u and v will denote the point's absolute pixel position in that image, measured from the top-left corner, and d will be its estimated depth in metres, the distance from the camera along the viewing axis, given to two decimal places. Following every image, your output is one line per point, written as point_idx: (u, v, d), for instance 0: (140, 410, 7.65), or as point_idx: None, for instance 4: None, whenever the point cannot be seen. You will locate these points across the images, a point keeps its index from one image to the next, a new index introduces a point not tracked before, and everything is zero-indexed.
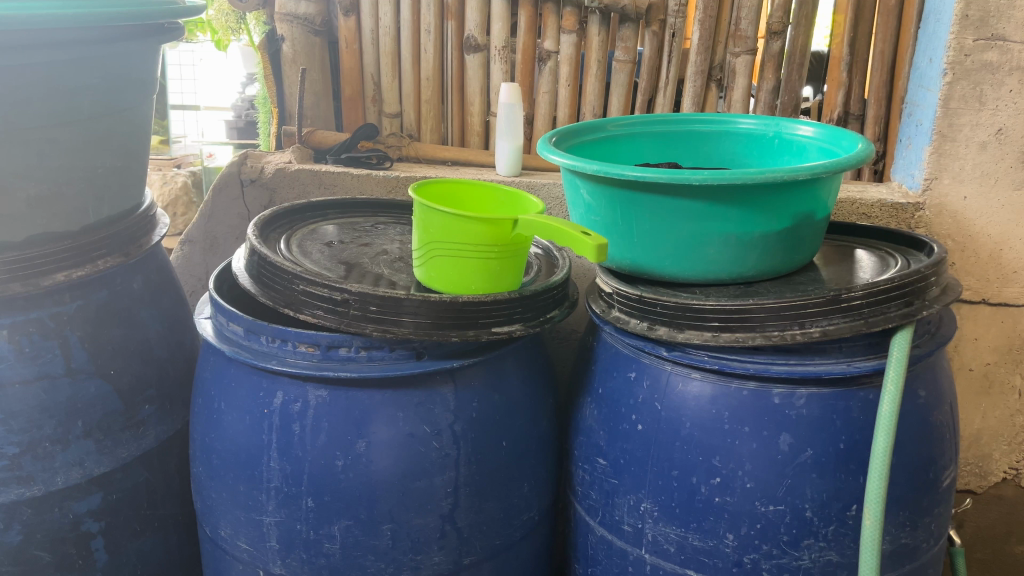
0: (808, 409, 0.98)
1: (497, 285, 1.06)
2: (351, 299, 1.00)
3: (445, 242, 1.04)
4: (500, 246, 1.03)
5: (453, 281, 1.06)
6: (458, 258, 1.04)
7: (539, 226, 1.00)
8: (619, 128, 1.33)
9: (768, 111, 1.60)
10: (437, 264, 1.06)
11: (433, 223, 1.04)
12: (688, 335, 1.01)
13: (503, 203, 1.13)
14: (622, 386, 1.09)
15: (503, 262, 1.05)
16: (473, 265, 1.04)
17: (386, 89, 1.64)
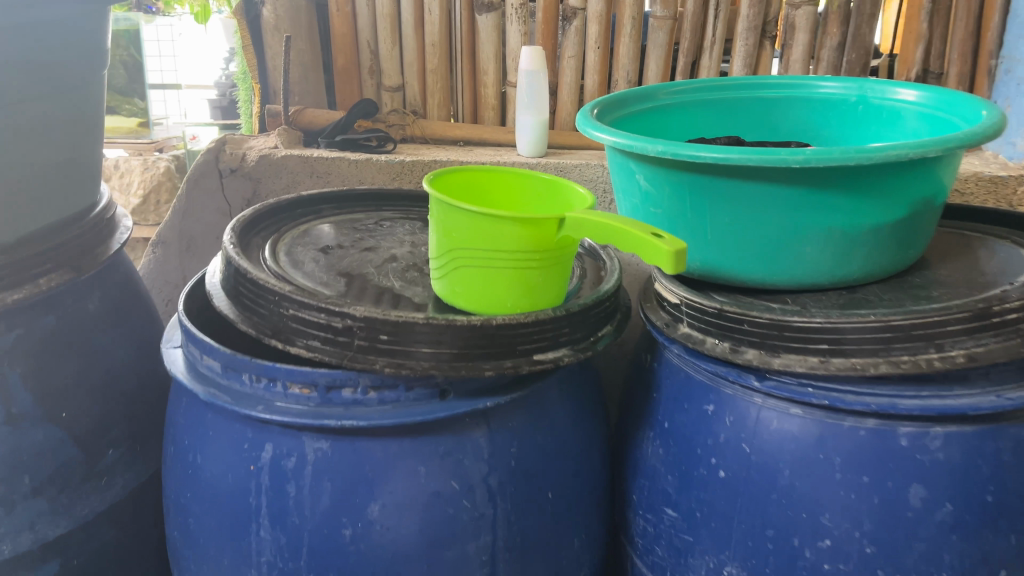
0: (946, 453, 0.76)
1: (539, 300, 0.84)
2: (358, 327, 0.79)
3: (471, 249, 0.82)
4: (542, 253, 0.81)
5: (484, 297, 0.83)
6: (488, 269, 0.82)
7: (591, 227, 0.77)
8: (670, 97, 1.12)
9: (832, 72, 1.37)
10: (461, 276, 0.84)
11: (455, 226, 0.81)
12: (786, 361, 0.79)
13: (540, 195, 0.91)
14: (696, 422, 0.88)
15: (546, 271, 0.83)
16: (509, 277, 0.82)
17: (385, 59, 1.41)
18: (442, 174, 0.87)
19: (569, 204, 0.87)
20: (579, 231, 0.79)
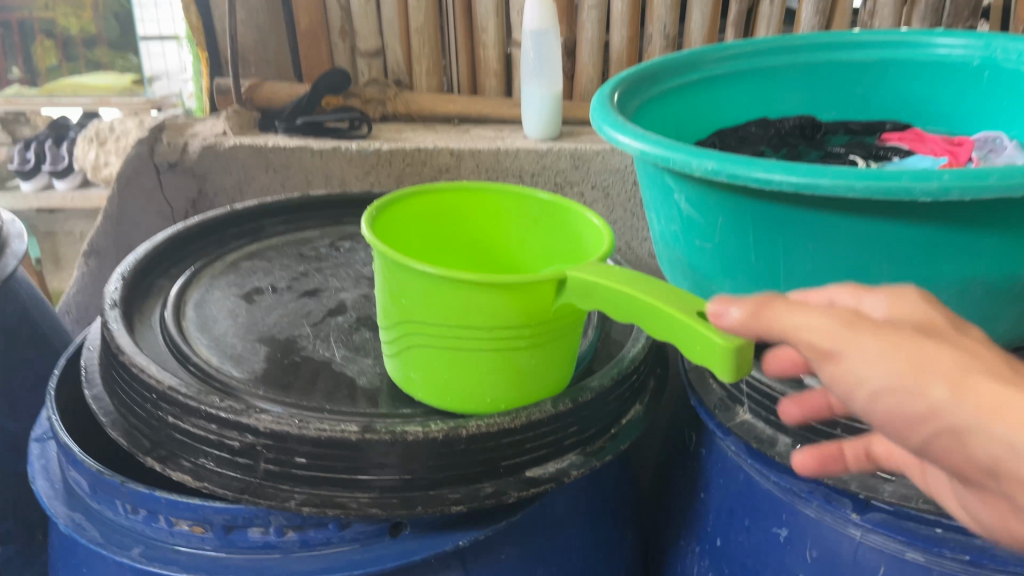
0: None
1: (530, 391, 0.57)
2: (264, 445, 0.54)
3: (429, 325, 0.55)
4: (535, 329, 0.54)
5: (453, 389, 0.57)
6: (457, 353, 0.55)
7: (611, 296, 0.48)
8: (719, 66, 0.82)
9: (931, 19, 1.06)
10: (418, 358, 0.57)
11: (406, 290, 0.54)
12: (901, 491, 0.53)
13: (539, 224, 0.64)
14: (759, 549, 0.62)
15: (540, 353, 0.56)
16: (486, 366, 0.55)
17: (360, 16, 1.13)
18: (390, 203, 0.59)
19: (579, 239, 0.60)
20: (588, 300, 0.50)
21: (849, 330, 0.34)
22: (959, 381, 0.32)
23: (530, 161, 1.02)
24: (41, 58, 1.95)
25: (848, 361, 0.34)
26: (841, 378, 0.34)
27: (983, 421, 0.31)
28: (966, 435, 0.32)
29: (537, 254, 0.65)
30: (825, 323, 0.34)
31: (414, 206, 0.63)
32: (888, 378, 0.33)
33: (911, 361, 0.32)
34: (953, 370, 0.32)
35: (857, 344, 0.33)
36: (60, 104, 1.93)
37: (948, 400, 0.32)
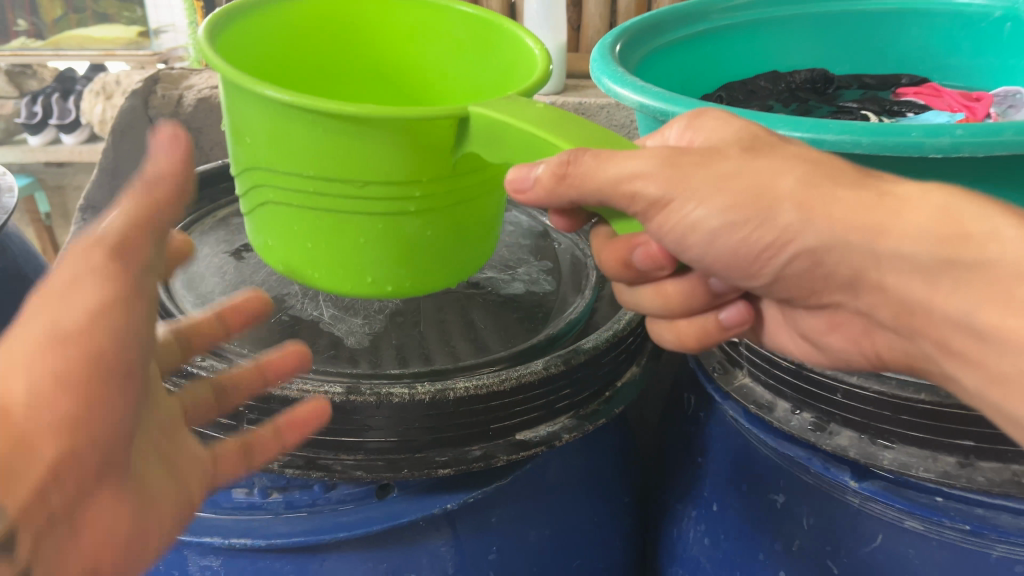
0: None
1: (429, 268, 0.49)
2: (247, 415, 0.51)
3: (293, 178, 0.45)
4: (428, 189, 0.45)
5: (339, 269, 0.49)
6: (339, 223, 0.46)
7: (512, 136, 0.40)
8: (724, 17, 0.78)
9: None
10: (280, 226, 0.49)
11: (257, 131, 0.45)
12: (901, 459, 0.51)
13: (463, 45, 0.57)
14: (757, 514, 0.61)
15: (434, 222, 0.48)
16: (368, 235, 0.47)
17: None
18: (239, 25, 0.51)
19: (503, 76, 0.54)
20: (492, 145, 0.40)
21: (676, 174, 0.38)
22: (807, 205, 0.38)
23: None
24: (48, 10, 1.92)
25: (681, 205, 0.38)
26: (675, 223, 0.39)
27: (839, 236, 0.38)
28: (819, 254, 0.39)
29: (459, 80, 0.59)
30: (654, 174, 0.37)
31: (265, 24, 0.54)
32: (727, 213, 0.38)
33: (749, 193, 0.38)
34: (797, 193, 0.38)
35: (687, 187, 0.38)
36: (66, 56, 1.85)
37: (798, 225, 0.38)
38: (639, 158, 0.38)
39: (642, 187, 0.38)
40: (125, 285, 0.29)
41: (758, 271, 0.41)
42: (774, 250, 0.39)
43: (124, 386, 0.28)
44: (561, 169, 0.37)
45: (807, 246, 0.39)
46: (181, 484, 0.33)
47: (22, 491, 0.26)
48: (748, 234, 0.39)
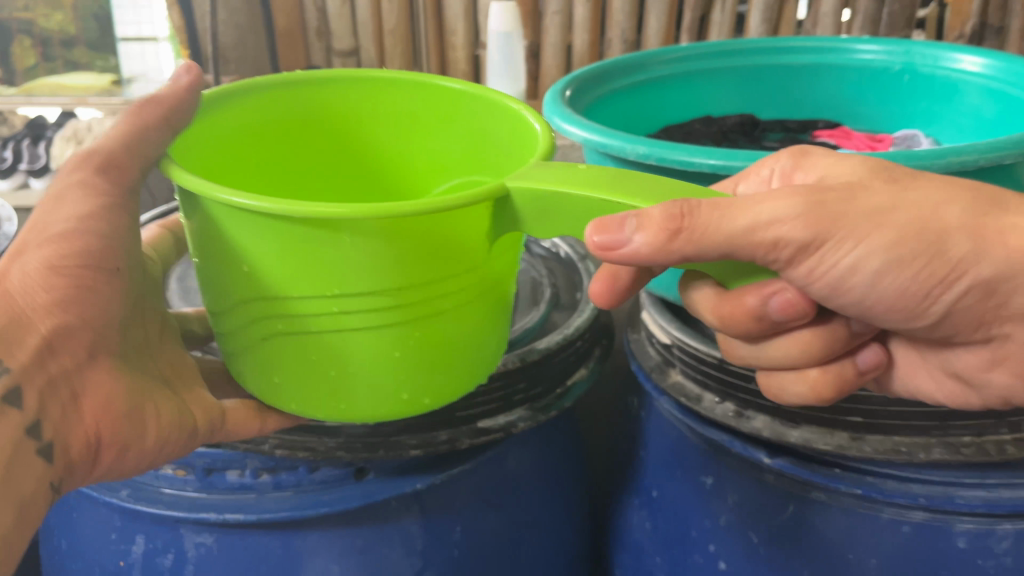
0: (1015, 558, 0.58)
1: (452, 379, 0.43)
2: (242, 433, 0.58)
3: (286, 304, 0.39)
4: (445, 285, 0.39)
5: (353, 391, 0.42)
6: (346, 341, 0.40)
7: (569, 207, 0.37)
8: (666, 66, 0.89)
9: (870, 28, 1.14)
10: (271, 364, 0.42)
11: (239, 255, 0.39)
12: (806, 436, 0.60)
13: (418, 118, 0.52)
14: (689, 495, 0.69)
15: (455, 319, 0.41)
16: (391, 353, 0.40)
17: (334, 18, 1.22)
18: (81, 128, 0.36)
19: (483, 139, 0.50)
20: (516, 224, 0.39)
21: (819, 212, 0.39)
22: (977, 235, 0.42)
23: None
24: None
25: (834, 243, 0.39)
26: (830, 264, 0.40)
27: (1008, 269, 0.42)
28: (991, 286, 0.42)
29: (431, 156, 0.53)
30: (790, 212, 0.38)
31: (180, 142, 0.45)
32: (884, 252, 0.40)
33: (902, 231, 0.40)
34: (966, 225, 0.42)
35: (847, 227, 0.39)
36: None
37: (971, 258, 0.41)
38: (770, 203, 0.38)
39: (783, 231, 0.38)
40: (111, 212, 0.47)
41: (924, 311, 0.44)
42: (944, 286, 0.42)
43: (109, 280, 0.46)
44: (674, 223, 0.35)
45: (979, 277, 0.42)
46: (190, 405, 0.49)
47: (21, 353, 0.42)
48: (918, 274, 0.41)
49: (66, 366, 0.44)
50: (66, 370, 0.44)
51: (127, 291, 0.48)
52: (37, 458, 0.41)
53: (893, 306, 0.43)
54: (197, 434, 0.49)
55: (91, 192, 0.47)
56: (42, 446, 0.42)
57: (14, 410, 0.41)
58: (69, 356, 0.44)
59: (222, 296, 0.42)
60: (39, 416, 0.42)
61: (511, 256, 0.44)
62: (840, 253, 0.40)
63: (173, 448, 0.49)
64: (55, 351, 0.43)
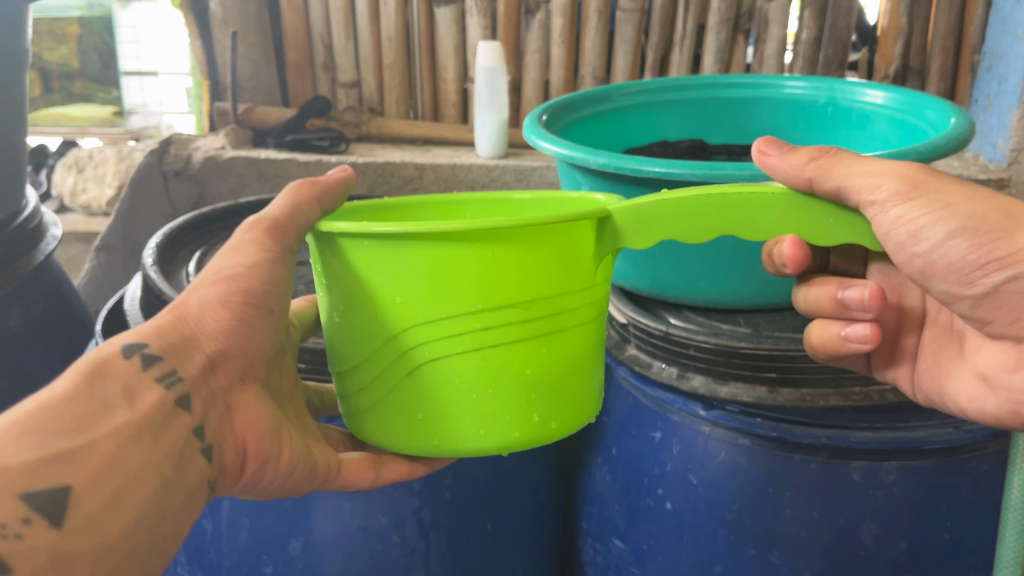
0: (901, 488, 0.72)
1: (566, 395, 0.52)
2: (333, 434, 0.65)
3: (444, 327, 0.48)
4: (566, 309, 0.50)
5: (495, 407, 0.50)
6: (497, 358, 0.49)
7: (707, 210, 0.49)
8: (626, 98, 1.04)
9: (809, 67, 1.44)
10: (419, 394, 0.50)
11: (403, 296, 0.48)
12: (733, 390, 0.75)
13: None
14: (642, 449, 0.83)
15: (569, 342, 0.51)
16: (524, 368, 0.50)
17: (339, 54, 1.57)
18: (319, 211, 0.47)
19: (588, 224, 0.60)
20: (616, 242, 0.51)
21: (910, 180, 0.52)
22: None
23: (480, 174, 1.39)
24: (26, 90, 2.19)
25: (909, 206, 0.52)
26: (904, 226, 0.52)
27: None
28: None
29: None
30: (881, 174, 0.52)
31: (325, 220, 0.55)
32: (944, 227, 0.52)
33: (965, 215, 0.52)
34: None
35: (923, 200, 0.52)
36: (42, 131, 2.11)
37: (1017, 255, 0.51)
38: (880, 172, 0.52)
39: (879, 183, 0.51)
40: (277, 262, 0.53)
41: (972, 285, 0.54)
42: (997, 266, 0.52)
43: (265, 319, 0.53)
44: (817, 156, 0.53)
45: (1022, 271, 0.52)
46: (315, 451, 0.56)
47: (192, 364, 0.49)
48: (981, 248, 0.52)
49: (224, 383, 0.51)
50: (224, 387, 0.51)
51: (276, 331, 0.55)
52: (201, 456, 0.48)
53: (948, 266, 0.53)
54: (316, 474, 0.56)
55: (259, 247, 0.53)
56: (204, 447, 0.48)
57: (185, 415, 0.47)
58: (226, 376, 0.51)
59: (370, 342, 0.50)
60: (203, 420, 0.48)
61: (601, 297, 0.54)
62: (925, 210, 0.52)
63: (298, 479, 0.55)
64: (217, 369, 0.50)
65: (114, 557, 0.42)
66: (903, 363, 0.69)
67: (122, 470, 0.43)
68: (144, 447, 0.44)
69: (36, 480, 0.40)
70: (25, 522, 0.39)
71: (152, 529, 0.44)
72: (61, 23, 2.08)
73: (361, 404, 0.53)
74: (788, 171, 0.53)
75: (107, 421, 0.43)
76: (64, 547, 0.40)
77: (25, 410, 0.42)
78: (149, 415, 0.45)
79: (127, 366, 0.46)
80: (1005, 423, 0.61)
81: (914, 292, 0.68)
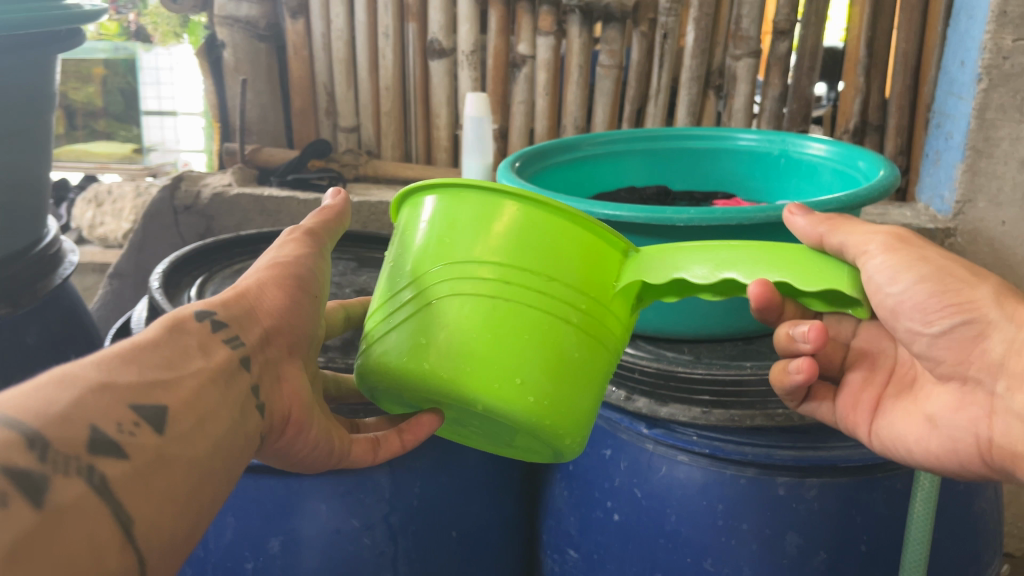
0: (821, 503, 0.80)
1: (556, 388, 0.56)
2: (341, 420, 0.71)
3: (476, 268, 0.56)
4: (584, 305, 0.57)
5: (490, 357, 0.55)
6: (506, 311, 0.55)
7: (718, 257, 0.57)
8: (596, 147, 1.13)
9: (775, 120, 1.54)
10: (434, 323, 0.56)
11: (454, 239, 0.57)
12: (674, 411, 0.83)
13: None
14: (595, 465, 0.90)
15: (574, 336, 0.57)
16: (528, 334, 0.55)
17: (341, 101, 1.68)
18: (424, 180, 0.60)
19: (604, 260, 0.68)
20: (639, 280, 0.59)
21: (900, 236, 0.60)
22: (1002, 298, 0.59)
23: None
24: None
25: (893, 251, 0.58)
26: (888, 267, 0.58)
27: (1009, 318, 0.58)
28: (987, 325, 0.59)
29: None
30: (877, 228, 0.59)
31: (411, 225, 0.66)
32: (919, 273, 0.59)
33: (943, 270, 0.60)
34: (993, 295, 0.59)
35: (908, 251, 0.59)
36: (65, 168, 2.25)
37: (982, 304, 0.59)
38: (876, 230, 0.59)
39: (876, 235, 0.59)
40: (314, 254, 0.62)
41: (931, 322, 0.60)
42: (959, 309, 0.59)
43: (310, 303, 0.61)
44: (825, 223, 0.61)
45: (986, 316, 0.59)
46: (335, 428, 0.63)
47: (255, 334, 0.56)
48: (945, 295, 0.59)
49: (275, 354, 0.57)
50: (274, 358, 0.57)
51: (318, 314, 0.62)
52: (255, 412, 0.54)
53: (911, 303, 0.59)
54: (333, 452, 0.63)
55: (302, 245, 0.62)
56: (258, 403, 0.54)
57: (247, 372, 0.54)
58: (278, 349, 0.58)
59: (412, 278, 0.58)
60: (258, 380, 0.55)
61: (615, 342, 0.60)
62: (907, 255, 0.59)
63: (324, 448, 0.62)
64: (271, 341, 0.57)
65: (200, 470, 0.47)
66: (865, 412, 0.72)
67: (204, 403, 0.49)
68: (219, 391, 0.51)
69: (139, 397, 0.45)
70: (135, 425, 0.44)
71: (226, 452, 0.49)
72: (87, 64, 2.21)
73: (379, 349, 0.59)
74: (806, 231, 0.62)
75: (188, 363, 0.50)
76: (165, 454, 0.45)
77: (118, 347, 0.47)
78: (220, 370, 0.52)
79: (200, 326, 0.53)
80: (943, 463, 0.65)
81: (888, 346, 0.71)
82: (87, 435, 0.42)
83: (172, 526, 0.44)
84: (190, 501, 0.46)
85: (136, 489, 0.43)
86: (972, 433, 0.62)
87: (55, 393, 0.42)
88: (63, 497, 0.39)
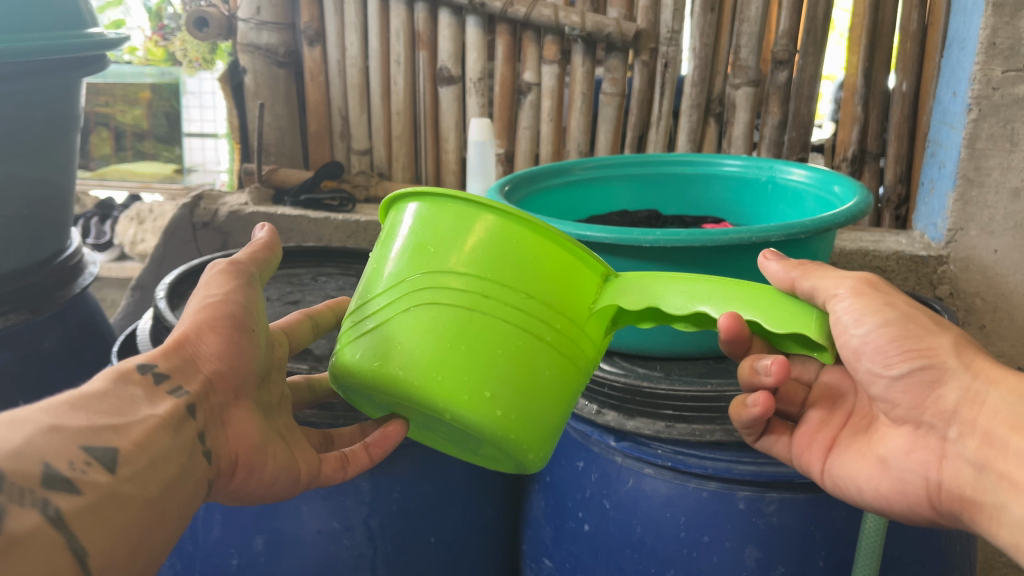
0: (779, 517, 0.82)
1: (522, 406, 0.58)
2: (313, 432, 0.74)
3: (456, 279, 0.58)
4: (557, 326, 0.59)
5: (463, 368, 0.57)
6: (482, 324, 0.57)
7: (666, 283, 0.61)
8: (586, 171, 1.17)
9: (775, 147, 1.57)
10: (411, 327, 0.58)
11: (437, 248, 0.59)
12: (639, 425, 0.86)
13: None
14: (569, 477, 0.94)
15: (544, 354, 0.59)
16: (501, 348, 0.57)
17: (355, 124, 1.76)
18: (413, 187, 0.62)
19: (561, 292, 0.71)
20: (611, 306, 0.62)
21: (873, 283, 0.64)
22: (960, 349, 0.63)
23: None
24: (97, 146, 2.41)
25: (864, 294, 0.62)
26: (857, 310, 0.61)
27: (967, 367, 0.62)
28: (945, 373, 0.62)
29: None
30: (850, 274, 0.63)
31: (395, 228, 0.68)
32: (885, 319, 0.62)
33: (907, 317, 0.63)
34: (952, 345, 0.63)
35: (877, 296, 0.63)
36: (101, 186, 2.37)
37: (943, 353, 0.62)
38: (846, 275, 0.63)
39: (849, 280, 0.62)
40: (245, 289, 0.66)
41: (892, 365, 0.63)
42: (920, 354, 0.62)
43: (248, 339, 0.64)
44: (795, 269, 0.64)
45: (946, 364, 0.62)
46: (299, 459, 0.67)
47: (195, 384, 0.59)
48: (908, 340, 0.62)
49: (221, 400, 0.62)
50: (221, 403, 0.62)
51: (258, 349, 0.66)
52: (202, 459, 0.58)
53: (871, 347, 0.62)
54: (298, 479, 0.67)
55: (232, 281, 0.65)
56: (205, 450, 0.58)
57: (192, 420, 0.58)
58: (222, 395, 0.62)
59: (393, 282, 0.60)
60: (204, 428, 0.59)
61: (584, 364, 0.62)
62: (875, 301, 0.62)
63: (282, 485, 0.65)
64: (214, 388, 0.61)
65: (150, 508, 0.51)
66: (819, 451, 0.73)
67: (154, 446, 0.53)
68: (168, 434, 0.55)
69: (90, 439, 0.49)
70: (87, 463, 0.48)
71: (175, 498, 0.54)
72: (133, 88, 2.31)
73: (349, 352, 0.61)
74: (778, 274, 0.65)
75: (135, 412, 0.54)
76: (116, 490, 0.49)
77: (67, 396, 0.51)
78: (168, 418, 0.56)
79: (142, 378, 0.57)
80: (891, 504, 0.67)
81: (848, 393, 0.73)
82: (41, 470, 0.46)
83: (125, 553, 0.49)
84: (139, 540, 0.50)
85: (89, 520, 0.47)
86: (922, 476, 0.65)
87: (9, 433, 0.46)
88: (19, 528, 0.43)
